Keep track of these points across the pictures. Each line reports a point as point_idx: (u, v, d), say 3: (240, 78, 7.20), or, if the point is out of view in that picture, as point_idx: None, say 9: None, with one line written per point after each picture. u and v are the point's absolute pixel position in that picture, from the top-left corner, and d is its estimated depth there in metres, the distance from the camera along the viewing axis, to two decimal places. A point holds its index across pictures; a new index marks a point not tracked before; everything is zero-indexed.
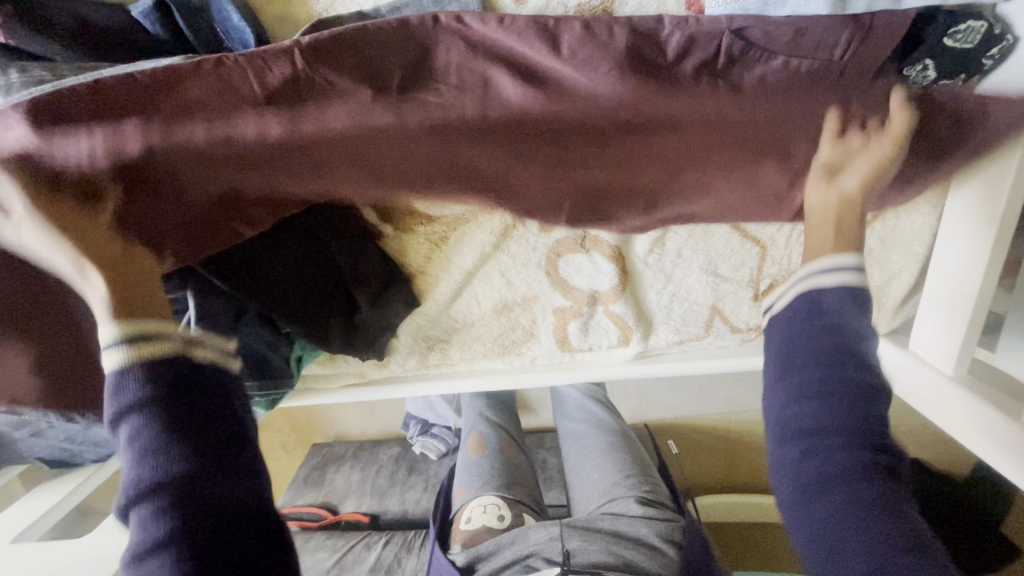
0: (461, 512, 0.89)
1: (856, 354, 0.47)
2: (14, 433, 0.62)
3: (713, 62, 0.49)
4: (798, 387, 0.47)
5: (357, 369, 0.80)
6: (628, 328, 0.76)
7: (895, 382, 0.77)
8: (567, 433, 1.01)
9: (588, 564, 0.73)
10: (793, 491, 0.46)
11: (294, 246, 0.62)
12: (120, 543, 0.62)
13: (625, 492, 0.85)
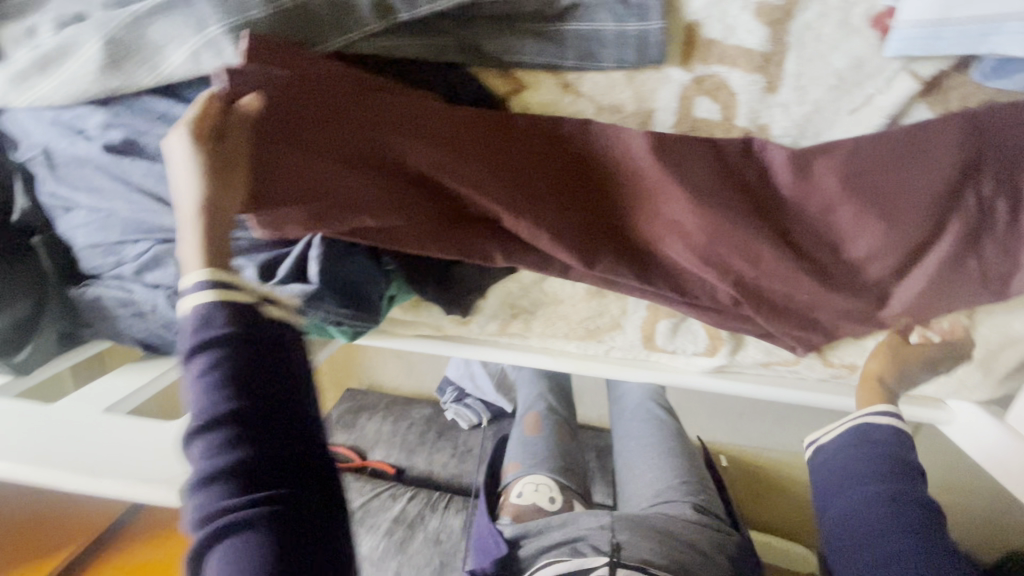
0: (512, 486, 0.93)
1: (898, 460, 0.66)
2: (119, 308, 0.65)
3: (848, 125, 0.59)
4: (870, 494, 0.65)
5: (436, 322, 0.80)
6: (719, 339, 0.74)
7: (985, 453, 0.73)
8: (621, 427, 1.04)
9: (638, 559, 0.73)
10: (866, 564, 0.61)
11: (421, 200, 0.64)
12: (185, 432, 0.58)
13: (679, 496, 0.87)
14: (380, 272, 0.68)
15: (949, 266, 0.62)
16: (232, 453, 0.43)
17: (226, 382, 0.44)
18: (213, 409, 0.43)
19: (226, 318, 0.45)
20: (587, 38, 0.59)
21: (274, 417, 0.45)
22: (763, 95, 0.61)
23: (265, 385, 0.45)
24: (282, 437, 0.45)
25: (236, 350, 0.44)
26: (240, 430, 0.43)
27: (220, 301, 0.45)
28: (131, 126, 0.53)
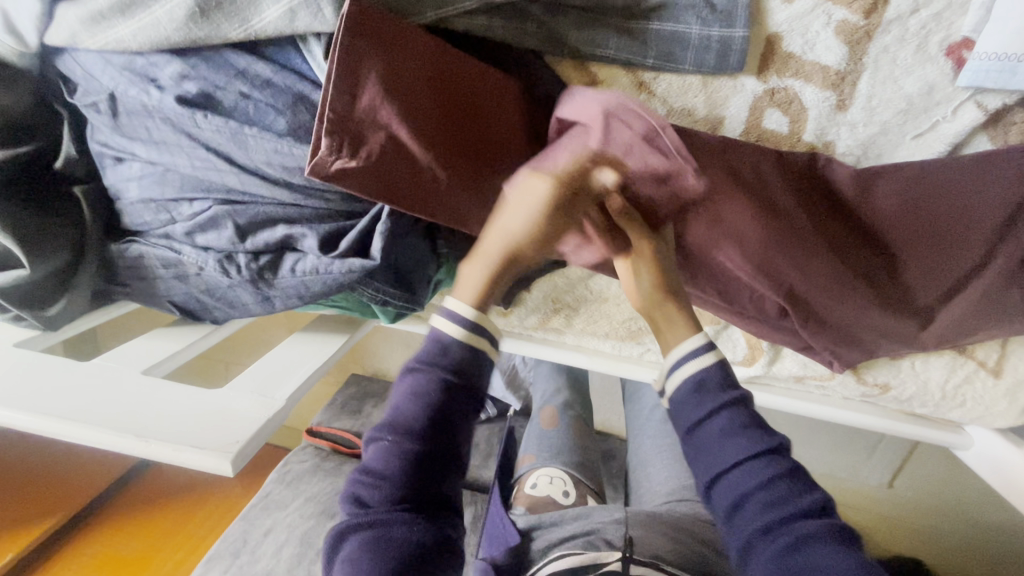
0: (527, 477, 0.92)
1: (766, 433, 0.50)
2: (161, 269, 0.62)
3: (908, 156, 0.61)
4: (732, 455, 0.49)
5: None
6: (758, 349, 0.75)
7: (999, 479, 0.75)
8: (639, 426, 1.05)
9: (652, 555, 0.72)
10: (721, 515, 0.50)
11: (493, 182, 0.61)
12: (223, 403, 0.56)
13: (694, 496, 0.87)
14: (432, 255, 0.67)
15: (998, 296, 0.62)
16: (409, 474, 0.47)
17: (422, 413, 0.48)
18: (406, 430, 0.48)
19: (447, 352, 0.50)
20: (671, 38, 0.60)
21: (451, 457, 0.49)
22: (833, 113, 0.63)
23: (443, 433, 0.49)
24: (437, 480, 0.48)
25: (440, 390, 0.48)
26: (426, 455, 0.48)
27: (462, 341, 0.50)
28: (209, 79, 0.51)
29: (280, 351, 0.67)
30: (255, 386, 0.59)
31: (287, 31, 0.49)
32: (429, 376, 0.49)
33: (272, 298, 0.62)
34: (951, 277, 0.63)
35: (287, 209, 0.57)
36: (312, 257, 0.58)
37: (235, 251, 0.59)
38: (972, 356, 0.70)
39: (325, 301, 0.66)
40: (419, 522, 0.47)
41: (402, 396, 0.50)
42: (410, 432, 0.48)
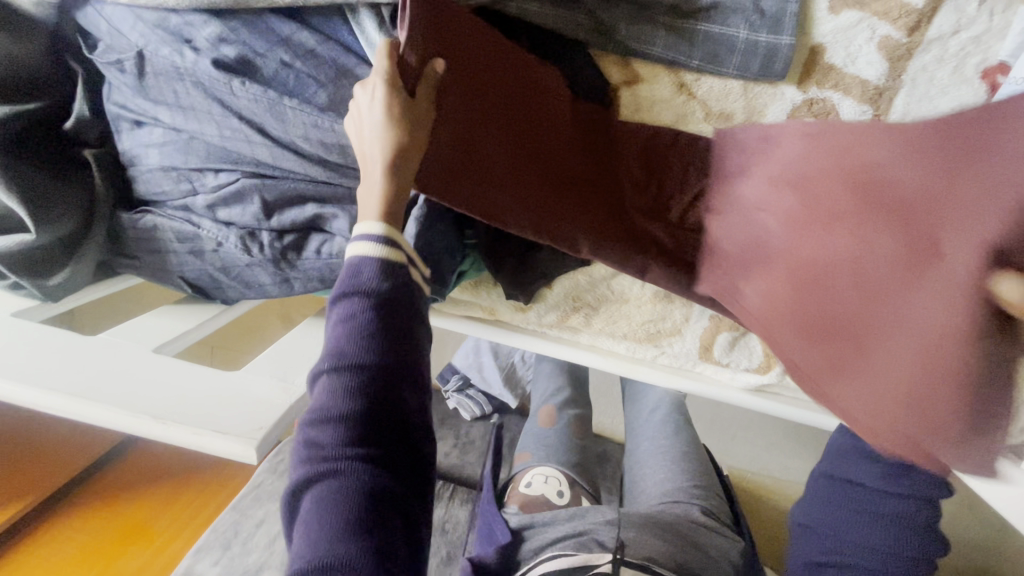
0: (522, 476, 0.89)
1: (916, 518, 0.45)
2: (175, 243, 0.59)
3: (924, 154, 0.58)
4: None
5: (492, 305, 0.77)
6: (774, 357, 0.75)
7: None
8: (637, 425, 1.04)
9: (642, 557, 0.71)
10: None
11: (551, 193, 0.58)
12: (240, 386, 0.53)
13: (687, 498, 0.85)
14: (458, 244, 0.65)
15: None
16: (360, 401, 0.40)
17: (365, 331, 0.42)
18: (350, 357, 0.41)
19: (374, 271, 0.44)
20: (717, 40, 0.60)
21: (404, 376, 0.43)
22: None
23: (398, 347, 0.43)
24: (397, 405, 0.42)
25: (382, 305, 0.43)
26: (372, 377, 0.41)
27: (383, 255, 0.44)
28: (248, 44, 0.49)
29: (293, 334, 0.64)
30: (273, 369, 0.56)
31: None
32: (356, 298, 0.43)
33: (293, 280, 0.60)
34: None
35: (319, 187, 0.55)
36: (340, 240, 0.56)
37: (259, 228, 0.57)
38: None
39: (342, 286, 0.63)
40: (378, 451, 0.40)
41: (335, 331, 0.42)
42: (346, 353, 0.41)
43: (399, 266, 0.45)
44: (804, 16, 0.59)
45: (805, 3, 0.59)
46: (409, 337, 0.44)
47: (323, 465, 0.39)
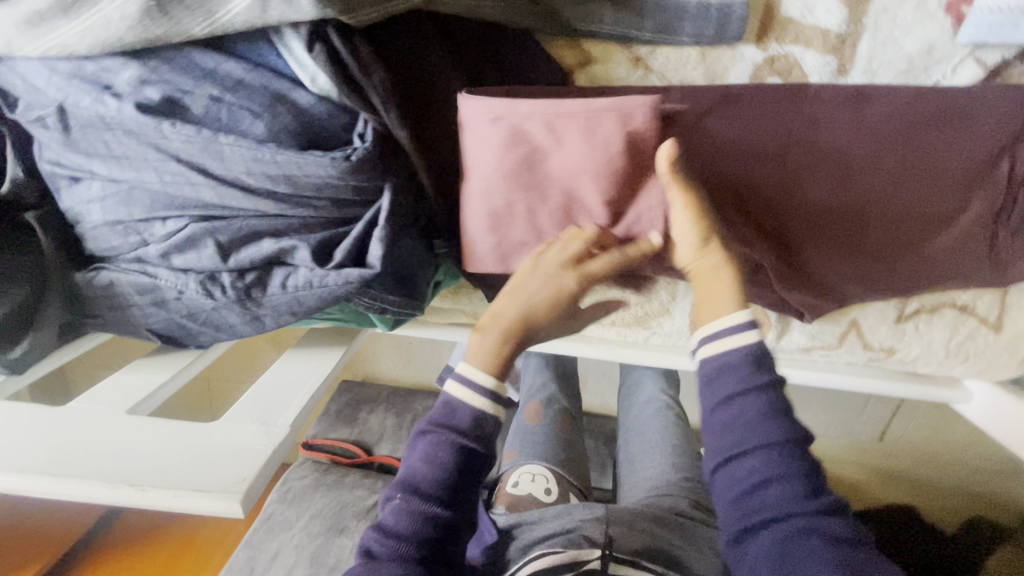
0: (510, 475, 0.94)
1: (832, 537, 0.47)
2: (136, 296, 0.57)
3: (827, 91, 0.61)
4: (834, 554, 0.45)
5: (475, 310, 0.75)
6: (767, 324, 0.74)
7: (1005, 433, 0.77)
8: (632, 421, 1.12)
9: (626, 552, 0.75)
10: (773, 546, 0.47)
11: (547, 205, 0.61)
12: (215, 438, 0.50)
13: (679, 492, 0.93)
14: (429, 254, 0.63)
15: (974, 248, 0.64)
16: (421, 529, 0.53)
17: (439, 480, 0.53)
18: (427, 497, 0.53)
19: (465, 423, 0.54)
20: (668, 8, 0.57)
21: (455, 517, 0.54)
22: (834, 78, 0.61)
23: (463, 498, 0.55)
24: (451, 536, 0.55)
25: (458, 462, 0.53)
26: (433, 513, 0.53)
27: (483, 416, 0.54)
28: (173, 83, 0.46)
29: (272, 373, 0.63)
30: (254, 415, 0.55)
31: (259, 23, 0.43)
32: (442, 447, 0.54)
33: (264, 317, 0.59)
34: (931, 213, 0.63)
35: (273, 221, 0.52)
36: (304, 270, 0.54)
37: (218, 270, 0.55)
38: (973, 313, 0.71)
39: (317, 315, 0.62)
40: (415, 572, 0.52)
41: (422, 451, 0.55)
42: (421, 504, 0.53)
43: (487, 435, 0.55)
44: None
45: None
46: (466, 493, 0.55)
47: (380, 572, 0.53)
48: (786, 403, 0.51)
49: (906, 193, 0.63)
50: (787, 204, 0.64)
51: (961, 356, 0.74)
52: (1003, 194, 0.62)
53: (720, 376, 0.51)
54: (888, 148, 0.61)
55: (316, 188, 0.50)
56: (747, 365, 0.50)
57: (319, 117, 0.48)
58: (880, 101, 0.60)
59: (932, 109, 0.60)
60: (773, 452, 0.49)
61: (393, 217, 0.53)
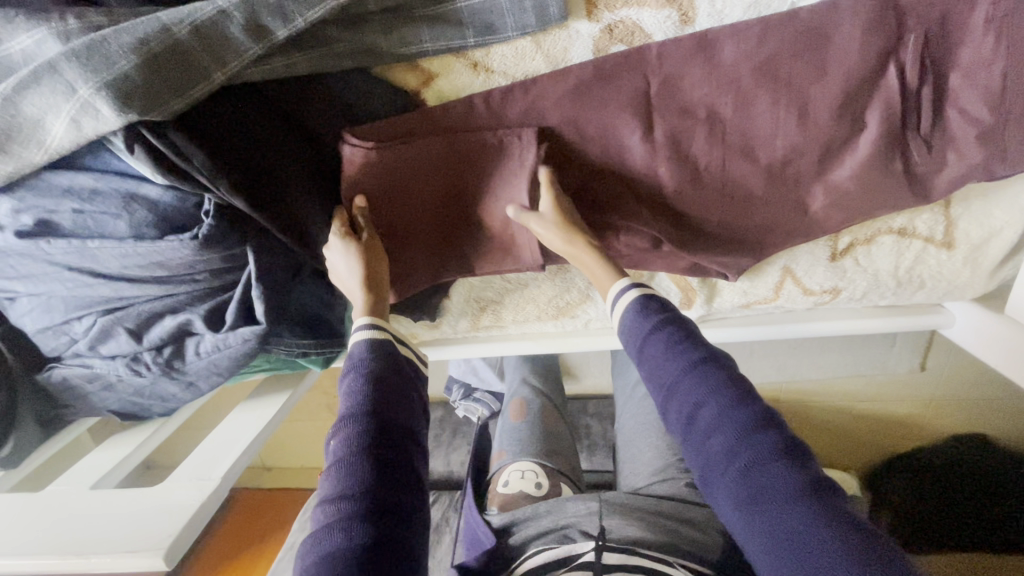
0: (499, 475, 0.93)
1: (778, 463, 0.42)
2: (88, 385, 0.65)
3: (677, 46, 0.58)
4: (781, 488, 0.41)
5: (408, 331, 0.79)
6: (691, 290, 0.72)
7: (990, 356, 0.70)
8: (625, 406, 1.04)
9: (624, 539, 0.73)
10: (730, 499, 0.43)
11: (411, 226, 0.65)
12: (158, 498, 0.57)
13: (677, 473, 0.87)
14: (333, 294, 0.68)
15: (881, 169, 0.59)
16: (358, 453, 0.45)
17: (352, 391, 0.49)
18: (346, 414, 0.48)
19: (361, 347, 0.53)
20: (484, 10, 0.57)
21: (391, 435, 0.47)
22: (679, 30, 0.58)
23: (386, 405, 0.49)
24: (390, 453, 0.46)
25: (365, 369, 0.51)
26: (363, 431, 0.46)
27: (376, 335, 0.54)
28: (40, 206, 0.52)
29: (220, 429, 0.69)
30: (194, 472, 0.61)
31: (81, 141, 0.48)
32: (356, 371, 0.51)
33: (194, 382, 0.65)
34: (822, 143, 0.59)
35: (165, 301, 0.58)
36: (208, 337, 0.60)
37: (139, 351, 0.61)
38: (915, 234, 0.65)
39: (247, 369, 0.68)
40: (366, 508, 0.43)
41: (343, 387, 0.51)
42: (342, 424, 0.48)
43: (387, 345, 0.54)
44: None
45: None
46: (397, 405, 0.49)
47: (323, 530, 0.43)
48: (694, 335, 0.51)
49: (787, 128, 0.59)
50: (668, 170, 0.62)
51: (916, 282, 0.68)
52: (901, 104, 0.57)
53: (642, 312, 0.53)
54: (753, 89, 0.58)
55: (189, 266, 0.55)
56: (653, 305, 0.54)
57: (169, 205, 0.53)
58: (731, 44, 0.57)
59: (789, 38, 0.56)
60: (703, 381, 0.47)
61: (268, 274, 0.57)
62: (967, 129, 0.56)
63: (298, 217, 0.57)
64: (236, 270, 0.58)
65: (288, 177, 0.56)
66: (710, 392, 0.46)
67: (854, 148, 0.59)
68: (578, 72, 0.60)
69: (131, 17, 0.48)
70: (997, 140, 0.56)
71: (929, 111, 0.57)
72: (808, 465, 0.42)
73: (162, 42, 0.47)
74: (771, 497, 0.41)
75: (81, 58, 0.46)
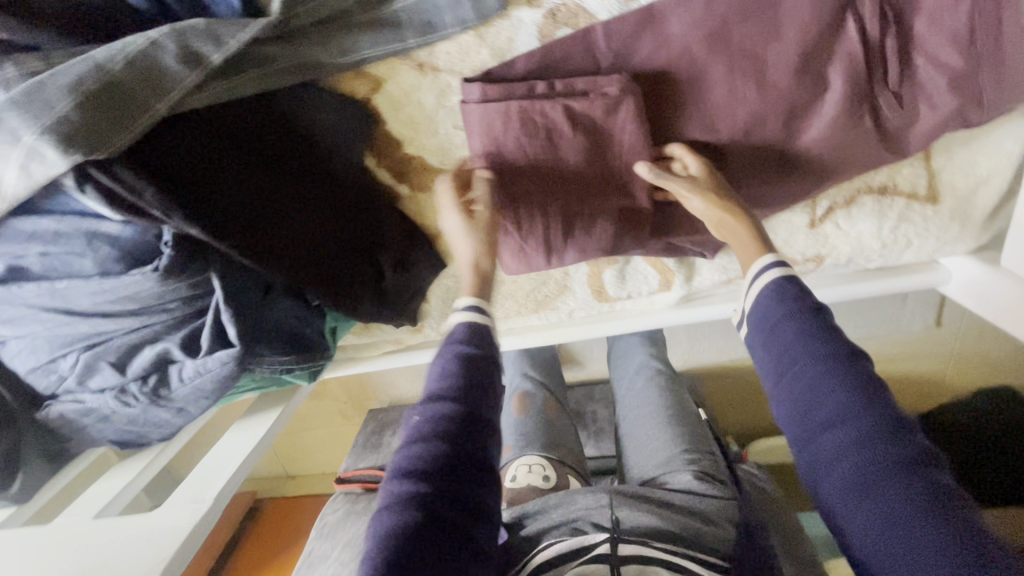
0: (506, 470, 0.92)
1: (909, 468, 0.40)
2: (84, 419, 0.67)
3: (623, 24, 0.56)
4: (905, 492, 0.39)
5: (394, 336, 0.79)
6: (669, 272, 0.71)
7: (988, 310, 0.66)
8: (623, 397, 1.04)
9: (637, 532, 0.72)
10: (837, 489, 0.42)
11: (363, 226, 0.65)
12: (157, 522, 0.59)
13: (682, 465, 0.86)
14: (311, 309, 0.67)
15: (849, 128, 0.57)
16: (438, 437, 0.48)
17: (450, 374, 0.51)
18: (440, 394, 0.51)
19: (465, 331, 0.55)
20: (419, 9, 0.55)
21: (473, 420, 0.50)
22: (623, 6, 0.56)
23: (477, 399, 0.51)
24: (470, 445, 0.49)
25: (466, 360, 0.52)
26: (449, 415, 0.49)
27: (472, 326, 0.56)
28: (8, 253, 0.54)
29: (217, 450, 0.71)
30: (191, 495, 0.62)
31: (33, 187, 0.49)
32: (451, 354, 0.53)
33: (184, 407, 0.67)
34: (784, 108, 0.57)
35: (142, 332, 0.59)
36: (188, 363, 0.61)
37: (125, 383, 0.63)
38: (896, 192, 0.62)
39: (235, 390, 0.70)
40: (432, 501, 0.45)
41: (437, 365, 0.53)
42: (434, 405, 0.50)
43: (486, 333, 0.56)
44: None
45: None
46: (480, 394, 0.51)
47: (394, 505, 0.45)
48: (832, 323, 0.48)
49: (745, 96, 0.57)
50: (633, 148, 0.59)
51: (904, 241, 0.65)
52: (862, 57, 0.54)
53: (768, 295, 0.51)
54: (705, 59, 0.56)
55: (158, 296, 0.56)
56: (775, 298, 0.50)
57: (131, 239, 0.54)
58: (675, 14, 0.55)
59: (736, 3, 0.54)
60: (835, 372, 0.45)
61: (237, 297, 0.58)
62: (937, 77, 0.53)
63: (260, 238, 0.57)
64: (204, 293, 0.59)
65: (241, 196, 0.56)
66: (836, 384, 0.44)
67: (819, 112, 0.57)
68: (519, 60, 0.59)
69: (66, 59, 0.48)
70: (970, 84, 0.53)
71: (896, 63, 0.54)
72: (936, 477, 0.40)
73: (96, 81, 0.47)
74: (886, 495, 0.40)
75: (20, 106, 0.46)
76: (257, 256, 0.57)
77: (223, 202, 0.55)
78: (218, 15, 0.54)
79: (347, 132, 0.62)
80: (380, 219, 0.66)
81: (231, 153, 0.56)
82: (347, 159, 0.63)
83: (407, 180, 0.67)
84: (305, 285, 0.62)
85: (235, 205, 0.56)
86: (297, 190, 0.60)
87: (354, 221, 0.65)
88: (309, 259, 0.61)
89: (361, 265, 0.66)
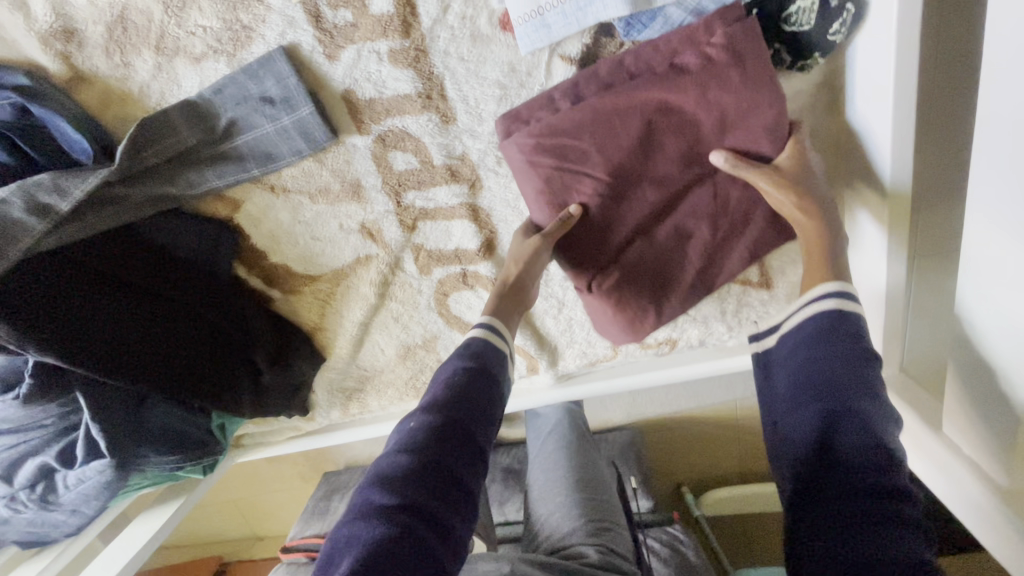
0: None
1: (892, 503, 0.38)
2: None
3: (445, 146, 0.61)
4: (880, 524, 0.37)
5: (291, 424, 0.84)
6: (533, 358, 0.74)
7: None
8: (533, 458, 0.93)
9: None
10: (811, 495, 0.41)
11: (234, 329, 0.70)
12: None
13: (584, 537, 0.76)
14: (192, 411, 0.71)
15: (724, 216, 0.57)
16: (422, 441, 0.46)
17: (451, 384, 0.50)
18: (435, 401, 0.49)
19: (479, 345, 0.54)
20: (259, 143, 0.61)
21: (465, 433, 0.47)
22: (444, 129, 0.61)
23: (472, 414, 0.48)
24: (455, 457, 0.46)
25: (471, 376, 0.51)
26: (435, 425, 0.47)
27: (485, 340, 0.55)
28: None
29: (116, 543, 0.75)
30: None
31: None
32: (457, 366, 0.52)
33: (75, 508, 0.70)
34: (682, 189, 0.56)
35: (25, 446, 0.64)
36: (69, 471, 0.65)
37: (16, 491, 0.67)
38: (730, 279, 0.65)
39: (128, 488, 0.74)
40: (411, 507, 0.42)
41: (439, 377, 0.52)
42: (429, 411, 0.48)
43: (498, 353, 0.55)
44: (310, 77, 0.59)
45: (304, 68, 0.58)
46: (478, 405, 0.49)
47: (365, 514, 0.43)
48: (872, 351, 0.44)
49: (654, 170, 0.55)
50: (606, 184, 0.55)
51: (745, 321, 0.68)
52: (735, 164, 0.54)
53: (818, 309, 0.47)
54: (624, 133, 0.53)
55: (33, 414, 0.61)
56: (830, 324, 0.46)
57: (2, 366, 0.59)
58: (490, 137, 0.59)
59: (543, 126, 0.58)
60: (876, 401, 0.42)
61: (107, 411, 0.63)
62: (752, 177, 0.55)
63: (121, 357, 0.61)
64: (71, 407, 0.63)
65: (103, 320, 0.60)
66: (870, 409, 0.41)
67: (684, 211, 0.58)
68: (358, 178, 0.64)
69: None
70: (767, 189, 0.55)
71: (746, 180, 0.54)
72: (915, 533, 0.37)
73: None
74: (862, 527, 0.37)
75: None
76: (122, 373, 0.61)
77: (83, 329, 0.59)
78: (78, 161, 0.60)
79: (208, 251, 0.67)
80: (252, 319, 0.71)
81: (93, 281, 0.61)
82: (214, 274, 0.69)
83: (279, 285, 0.72)
84: (177, 392, 0.65)
85: (97, 331, 0.60)
86: (165, 306, 0.65)
87: (225, 324, 0.69)
88: (179, 369, 0.65)
89: (238, 366, 0.70)
